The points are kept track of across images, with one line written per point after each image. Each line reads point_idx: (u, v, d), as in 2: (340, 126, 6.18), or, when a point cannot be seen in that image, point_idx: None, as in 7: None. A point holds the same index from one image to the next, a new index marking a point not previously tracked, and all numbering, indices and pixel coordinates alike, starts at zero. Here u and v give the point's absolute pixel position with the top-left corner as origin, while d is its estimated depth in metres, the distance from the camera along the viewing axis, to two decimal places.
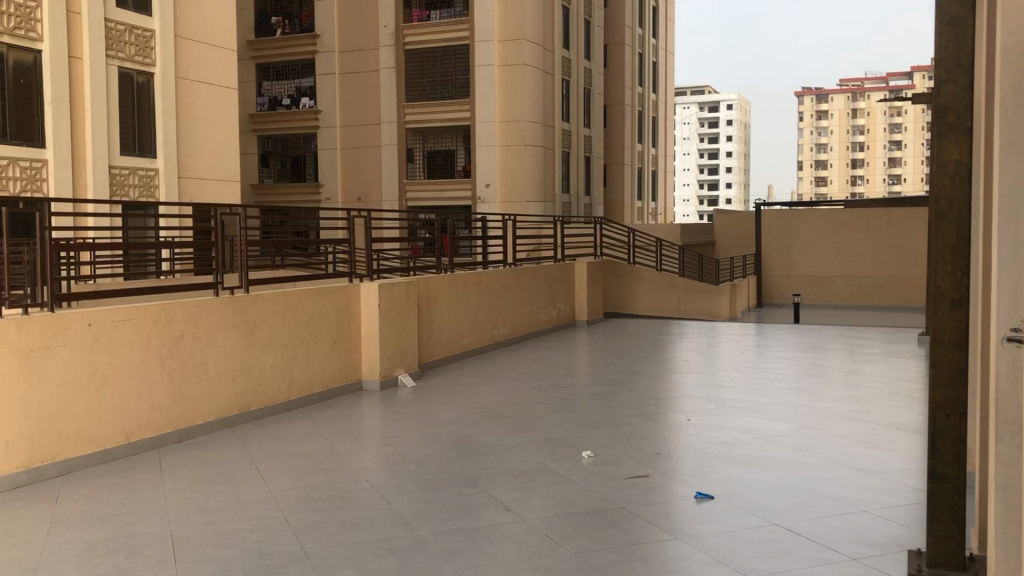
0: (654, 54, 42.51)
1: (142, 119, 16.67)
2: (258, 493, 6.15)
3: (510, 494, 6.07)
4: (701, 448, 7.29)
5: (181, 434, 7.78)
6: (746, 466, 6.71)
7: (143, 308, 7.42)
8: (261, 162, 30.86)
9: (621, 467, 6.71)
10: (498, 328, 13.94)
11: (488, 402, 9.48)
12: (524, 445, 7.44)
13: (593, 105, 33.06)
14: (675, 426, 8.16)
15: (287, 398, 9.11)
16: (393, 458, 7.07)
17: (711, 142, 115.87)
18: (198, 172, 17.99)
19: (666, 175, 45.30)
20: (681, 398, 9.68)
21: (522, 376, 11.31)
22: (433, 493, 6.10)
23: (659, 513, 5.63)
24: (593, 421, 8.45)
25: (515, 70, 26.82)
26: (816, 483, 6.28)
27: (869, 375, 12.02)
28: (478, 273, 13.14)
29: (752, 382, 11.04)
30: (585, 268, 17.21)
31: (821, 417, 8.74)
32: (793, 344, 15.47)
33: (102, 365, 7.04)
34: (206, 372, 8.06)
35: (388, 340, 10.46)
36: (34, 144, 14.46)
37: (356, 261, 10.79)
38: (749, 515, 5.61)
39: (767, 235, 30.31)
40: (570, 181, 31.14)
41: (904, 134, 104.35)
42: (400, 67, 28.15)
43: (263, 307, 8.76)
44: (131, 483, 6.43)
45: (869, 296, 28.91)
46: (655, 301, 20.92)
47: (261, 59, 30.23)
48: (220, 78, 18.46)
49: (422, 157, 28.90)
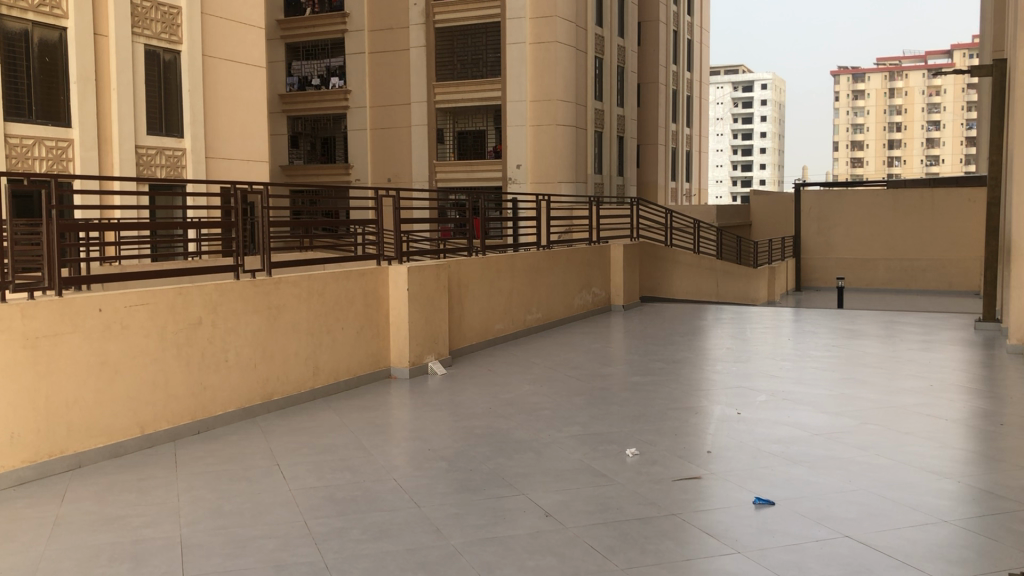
0: (688, 31, 41.55)
1: (168, 97, 16.28)
2: (279, 494, 5.70)
3: (549, 497, 5.56)
4: (756, 446, 6.74)
5: (199, 425, 7.36)
6: (808, 468, 6.15)
7: (159, 292, 6.98)
8: (290, 144, 30.57)
9: (670, 468, 6.17)
10: (532, 314, 13.44)
11: (522, 393, 8.97)
12: (564, 441, 6.93)
13: (627, 84, 32.26)
14: (725, 421, 7.59)
15: (311, 387, 8.66)
16: (423, 455, 6.60)
17: (745, 122, 113.96)
18: (225, 153, 17.59)
19: (701, 155, 44.36)
20: (728, 389, 9.11)
21: (556, 364, 10.79)
22: (467, 495, 5.61)
23: (717, 523, 5.09)
24: (635, 414, 7.92)
25: (547, 48, 26.09)
26: (887, 489, 5.71)
27: (926, 363, 11.36)
28: (511, 256, 12.61)
29: (800, 371, 10.44)
30: (620, 251, 16.61)
31: (882, 412, 8.13)
32: (839, 330, 14.79)
33: (114, 352, 6.61)
34: (225, 359, 7.63)
35: (418, 326, 9.97)
36: (60, 124, 14.12)
37: (384, 243, 10.30)
38: (816, 525, 5.06)
39: (806, 217, 29.44)
40: (602, 161, 30.39)
41: (944, 114, 102.10)
42: (430, 45, 27.53)
43: (286, 291, 8.31)
44: (143, 481, 6.00)
45: (912, 281, 27.98)
46: (692, 286, 20.29)
47: (290, 39, 29.86)
48: (247, 57, 18.01)
49: (452, 138, 28.33)
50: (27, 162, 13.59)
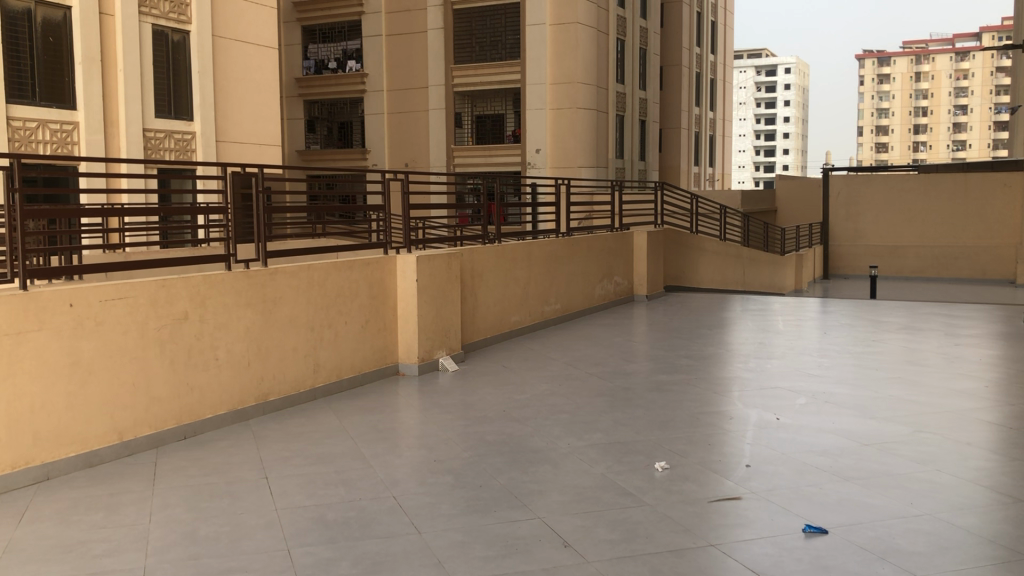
0: (713, 13, 40.58)
1: (177, 78, 15.65)
2: (263, 515, 5.05)
3: (567, 522, 4.87)
4: (800, 459, 6.01)
5: (186, 430, 6.74)
6: (861, 487, 5.42)
7: (140, 285, 6.34)
8: (307, 128, 30.03)
9: (704, 486, 5.47)
10: (551, 305, 12.75)
11: (538, 394, 8.28)
12: (585, 451, 6.24)
13: (649, 66, 31.37)
14: (763, 428, 6.87)
15: (311, 386, 8.02)
16: (428, 466, 5.94)
17: (768, 107, 112.14)
18: (236, 136, 16.94)
19: (726, 140, 43.50)
20: (762, 390, 8.35)
21: (576, 360, 10.09)
22: (474, 519, 4.93)
23: (761, 557, 4.39)
24: (662, 419, 7.22)
25: (567, 29, 25.29)
26: (957, 515, 4.96)
27: (974, 360, 10.54)
28: (528, 244, 11.91)
29: (839, 369, 9.66)
30: (644, 238, 15.87)
31: (934, 417, 7.38)
32: (875, 322, 13.93)
33: (87, 352, 5.97)
34: (215, 358, 6.99)
35: (428, 321, 9.30)
36: (65, 106, 13.53)
37: (392, 230, 9.59)
38: (877, 560, 4.36)
39: (834, 202, 28.49)
40: (624, 145, 29.55)
41: (970, 99, 98.85)
42: (448, 27, 26.77)
43: (282, 283, 7.65)
44: (114, 498, 5.36)
45: (945, 269, 26.92)
46: (717, 275, 19.48)
47: (307, 22, 29.21)
48: (259, 37, 17.33)
49: (470, 122, 27.44)
50: (30, 146, 12.99)
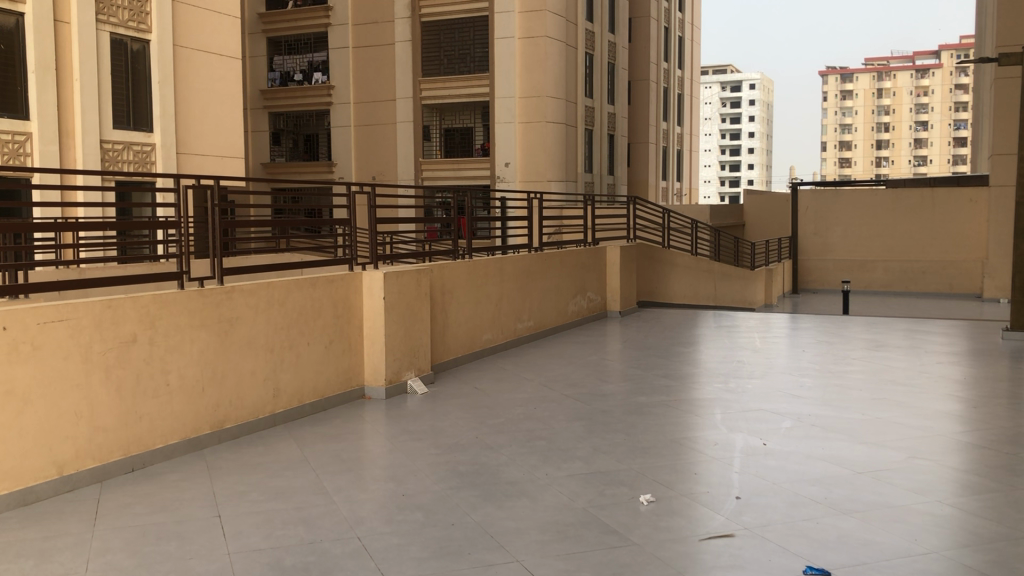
0: (680, 29, 40.57)
1: (136, 88, 15.08)
2: (213, 560, 4.59)
3: (549, 565, 4.46)
4: (793, 490, 5.67)
5: (133, 462, 6.25)
6: (863, 522, 5.07)
7: (83, 305, 5.85)
8: (272, 140, 29.31)
9: (694, 521, 5.09)
10: (524, 323, 12.37)
11: (512, 418, 7.86)
12: (565, 483, 5.84)
13: (618, 81, 31.19)
14: (752, 455, 6.52)
15: (270, 412, 7.55)
16: (397, 502, 5.50)
17: (733, 122, 113.14)
18: (197, 148, 16.40)
19: (693, 154, 43.48)
20: (744, 414, 7.99)
21: (551, 380, 9.70)
22: (445, 564, 4.50)
23: None
24: (643, 445, 6.84)
25: (536, 43, 25.03)
26: (966, 555, 4.60)
27: (955, 379, 10.31)
28: (499, 259, 11.52)
29: (821, 389, 9.36)
30: (617, 253, 15.55)
31: (926, 441, 7.08)
32: (851, 339, 13.71)
33: (21, 379, 5.45)
34: (167, 384, 6.51)
35: (395, 340, 8.86)
36: (17, 116, 12.95)
37: (356, 245, 9.14)
38: None
39: (803, 217, 28.51)
40: (593, 159, 29.33)
41: (930, 115, 100.50)
42: (416, 40, 26.41)
43: (240, 302, 7.19)
44: (48, 542, 4.87)
45: (912, 284, 26.90)
46: (689, 289, 19.20)
47: (272, 33, 28.63)
48: (221, 47, 16.81)
49: (439, 135, 27.09)
50: None
